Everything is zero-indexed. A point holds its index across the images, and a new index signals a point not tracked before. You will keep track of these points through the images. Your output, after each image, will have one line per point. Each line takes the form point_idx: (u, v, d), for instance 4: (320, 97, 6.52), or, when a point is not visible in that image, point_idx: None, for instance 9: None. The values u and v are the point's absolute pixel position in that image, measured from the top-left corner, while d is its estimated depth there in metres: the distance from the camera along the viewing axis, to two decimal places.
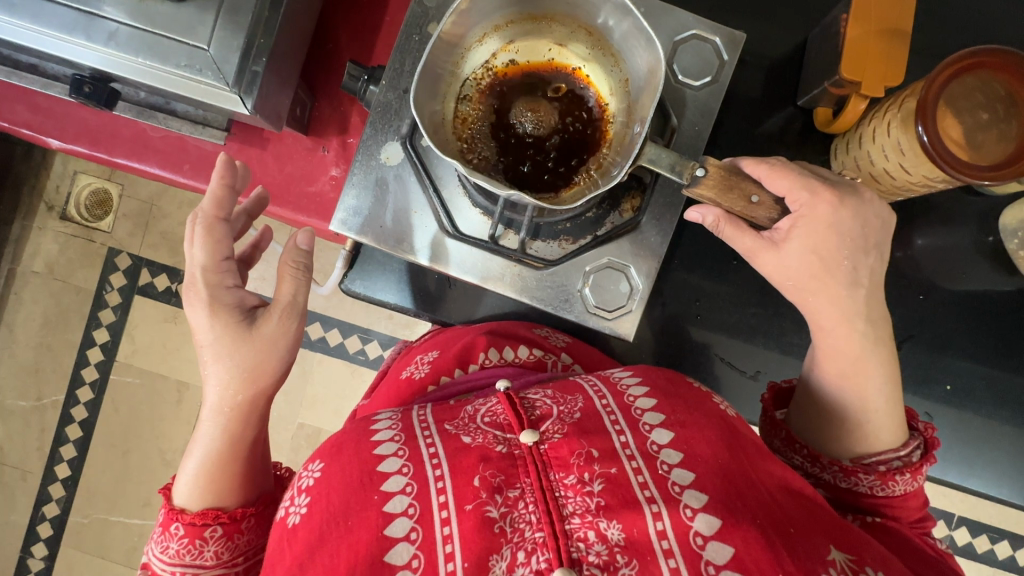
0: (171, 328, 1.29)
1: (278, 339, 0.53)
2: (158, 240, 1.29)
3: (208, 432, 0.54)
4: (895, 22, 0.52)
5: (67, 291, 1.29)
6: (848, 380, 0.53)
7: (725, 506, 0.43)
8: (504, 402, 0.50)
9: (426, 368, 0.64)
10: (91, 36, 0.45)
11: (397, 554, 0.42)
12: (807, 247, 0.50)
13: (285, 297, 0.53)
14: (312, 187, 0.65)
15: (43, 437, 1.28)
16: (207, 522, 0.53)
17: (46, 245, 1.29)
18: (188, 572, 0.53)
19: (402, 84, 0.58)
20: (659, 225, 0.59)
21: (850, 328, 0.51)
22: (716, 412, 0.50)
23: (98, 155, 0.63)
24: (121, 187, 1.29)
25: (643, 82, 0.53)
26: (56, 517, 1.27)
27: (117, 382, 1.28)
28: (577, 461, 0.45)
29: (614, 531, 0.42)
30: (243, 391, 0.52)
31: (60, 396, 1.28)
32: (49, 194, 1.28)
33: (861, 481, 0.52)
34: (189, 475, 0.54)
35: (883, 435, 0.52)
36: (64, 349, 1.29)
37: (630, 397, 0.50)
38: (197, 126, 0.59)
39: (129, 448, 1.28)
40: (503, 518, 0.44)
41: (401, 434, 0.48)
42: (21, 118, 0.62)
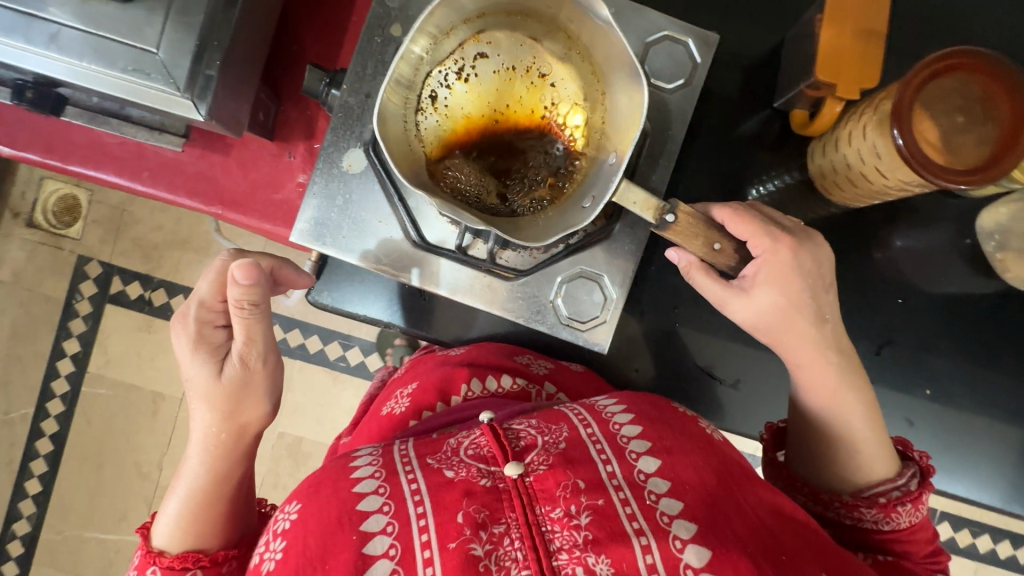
0: (145, 337, 1.25)
1: (253, 381, 0.52)
2: (129, 247, 1.25)
3: (193, 471, 0.54)
4: (870, 22, 0.51)
5: (35, 301, 1.25)
6: (832, 409, 0.55)
7: (714, 535, 0.44)
8: (488, 433, 0.49)
9: (406, 403, 0.63)
10: (31, 39, 0.42)
11: None
12: (772, 286, 0.52)
13: (249, 336, 0.50)
14: (278, 195, 0.62)
15: (12, 452, 1.24)
16: (188, 566, 0.52)
17: (12, 253, 1.24)
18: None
19: (364, 88, 0.56)
20: (634, 232, 0.58)
21: (825, 360, 0.54)
22: (704, 440, 0.51)
23: (52, 163, 0.60)
24: (90, 193, 1.25)
25: (620, 105, 0.53)
26: (28, 535, 1.23)
27: (89, 394, 1.24)
28: (563, 493, 0.45)
29: (603, 566, 0.43)
30: (227, 431, 0.53)
31: (29, 410, 1.24)
32: (15, 200, 1.24)
33: (864, 515, 0.53)
34: (169, 515, 0.53)
35: (877, 464, 0.54)
36: (33, 361, 1.24)
37: (616, 425, 0.51)
38: (154, 132, 0.56)
39: (103, 463, 1.24)
40: (488, 556, 0.43)
41: (381, 470, 0.48)
42: None
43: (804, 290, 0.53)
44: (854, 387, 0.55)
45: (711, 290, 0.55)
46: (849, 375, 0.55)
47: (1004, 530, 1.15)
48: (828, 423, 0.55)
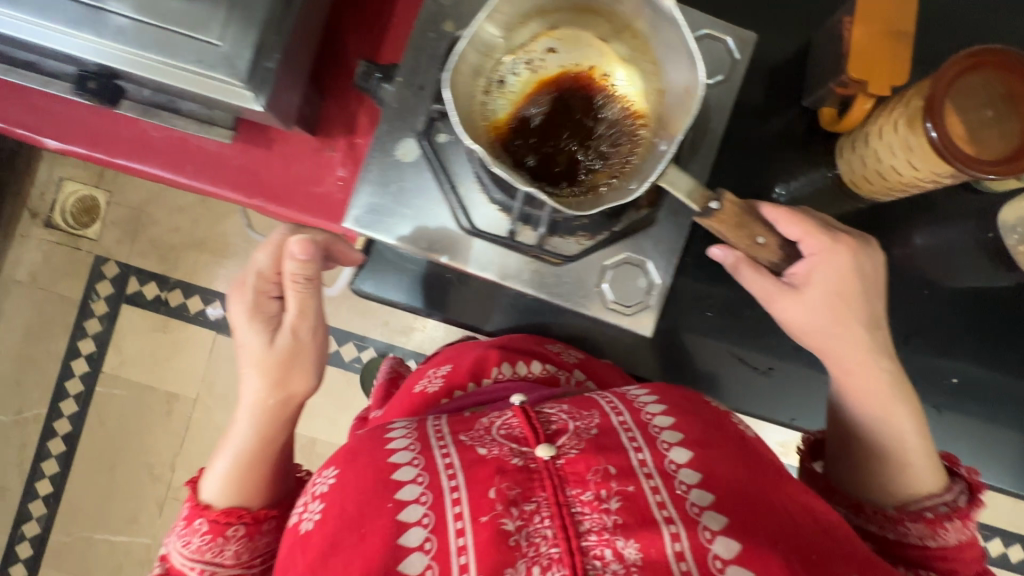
0: (160, 337, 1.25)
1: (302, 351, 0.59)
2: (147, 247, 1.26)
3: (242, 432, 0.59)
4: (898, 22, 0.53)
5: (51, 301, 1.25)
6: (883, 421, 0.56)
7: (746, 530, 0.44)
8: (520, 415, 0.50)
9: (439, 382, 0.66)
10: (99, 31, 0.44)
11: (410, 564, 0.43)
12: (829, 290, 0.55)
13: (303, 309, 0.58)
14: (319, 188, 0.63)
15: (24, 452, 1.23)
16: (231, 520, 0.57)
17: (30, 253, 1.25)
18: (207, 569, 0.56)
19: (417, 80, 0.57)
20: (677, 220, 0.59)
21: (877, 367, 0.56)
22: (737, 433, 0.51)
23: (97, 155, 0.60)
24: (109, 194, 1.26)
25: (676, 96, 0.53)
26: (37, 536, 1.22)
27: (103, 393, 1.24)
28: (594, 477, 0.45)
29: (631, 551, 0.43)
30: (275, 396, 0.58)
31: (42, 410, 1.24)
32: (33, 201, 1.25)
33: (909, 530, 0.55)
34: (219, 473, 0.59)
35: (926, 477, 0.56)
36: (47, 361, 1.24)
37: (648, 414, 0.51)
38: (202, 125, 0.58)
39: (115, 464, 1.24)
40: (518, 531, 0.44)
41: (414, 443, 0.50)
42: (16, 118, 0.60)
43: (857, 295, 0.56)
44: (903, 397, 0.56)
45: (759, 287, 0.57)
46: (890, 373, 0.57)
47: (1015, 534, 1.16)
48: (878, 434, 0.57)
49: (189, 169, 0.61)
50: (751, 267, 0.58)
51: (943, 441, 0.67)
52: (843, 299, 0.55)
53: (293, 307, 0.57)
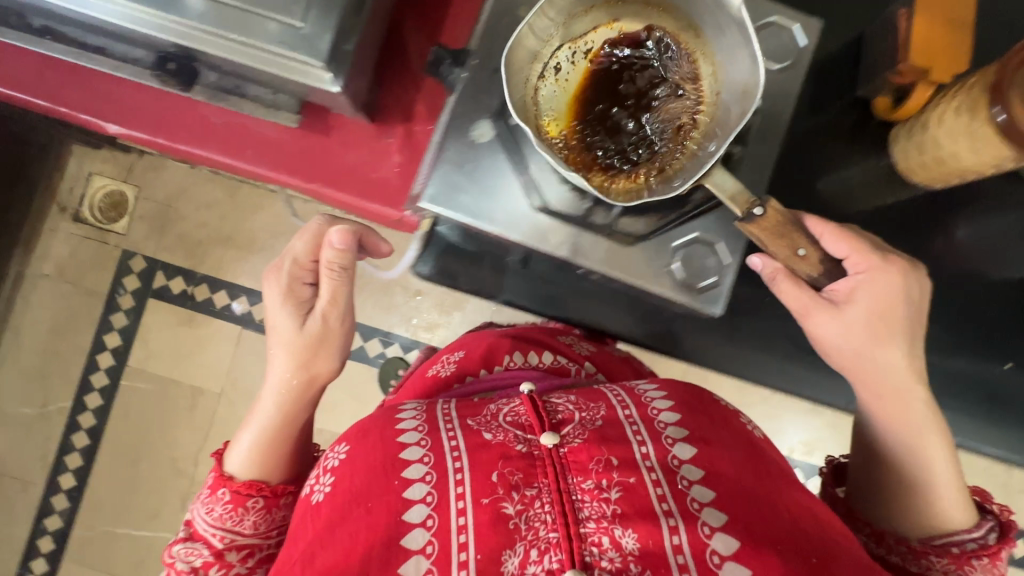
0: (186, 332, 1.26)
1: (329, 338, 0.61)
2: (174, 242, 1.27)
3: (266, 412, 0.62)
4: (958, 13, 0.56)
5: (78, 295, 1.26)
6: (911, 455, 0.58)
7: (744, 528, 0.47)
8: (527, 404, 0.54)
9: (451, 367, 0.70)
10: (184, 13, 0.45)
11: (412, 539, 0.47)
12: (867, 310, 0.56)
13: (335, 299, 0.60)
14: (376, 173, 0.64)
15: (48, 446, 1.23)
16: (251, 492, 0.60)
17: (57, 247, 1.26)
18: (227, 536, 0.60)
19: (491, 64, 0.59)
20: (747, 200, 0.60)
21: (913, 395, 0.58)
22: (738, 432, 0.54)
23: (159, 140, 0.61)
24: (137, 189, 1.27)
25: (733, 100, 0.56)
26: (59, 530, 1.22)
27: (128, 387, 1.25)
28: (595, 467, 0.49)
29: (629, 540, 0.46)
30: (298, 377, 0.62)
31: (66, 403, 1.24)
32: (62, 195, 1.26)
33: (933, 564, 0.57)
34: (242, 448, 0.62)
35: (957, 513, 0.57)
36: (72, 355, 1.25)
37: (653, 410, 0.54)
38: (271, 109, 0.58)
39: (138, 458, 1.24)
40: (518, 514, 0.47)
41: (424, 425, 0.54)
42: (80, 104, 0.60)
43: (899, 322, 0.57)
44: (938, 429, 0.57)
45: (797, 299, 0.59)
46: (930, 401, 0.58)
47: None
48: (909, 467, 0.58)
49: (249, 154, 0.62)
50: (789, 279, 0.58)
51: (983, 430, 0.68)
52: (883, 321, 0.57)
53: (328, 297, 0.60)
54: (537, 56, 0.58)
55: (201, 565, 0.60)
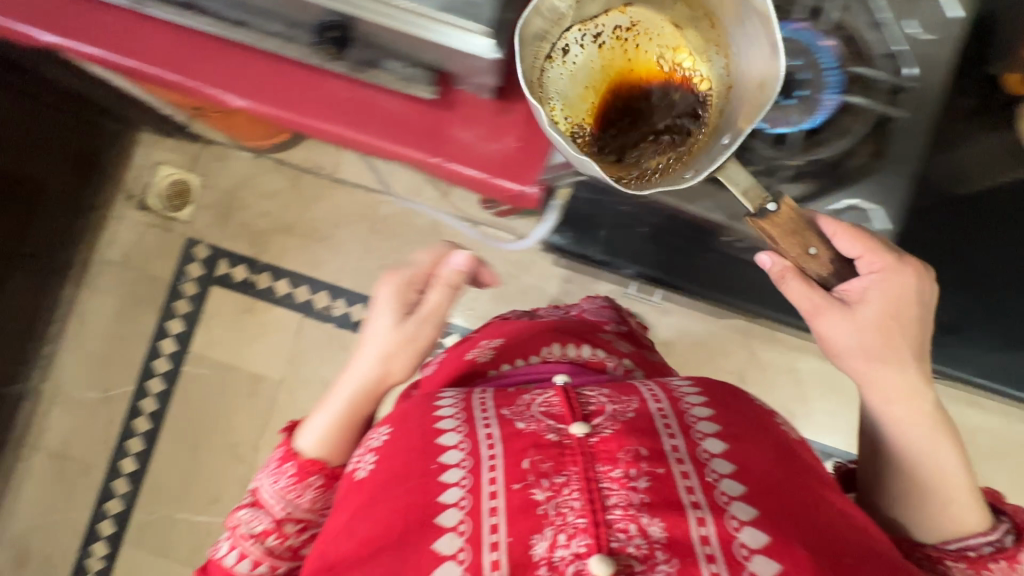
0: (248, 319, 1.27)
1: (418, 338, 0.60)
2: (237, 230, 1.28)
3: (339, 400, 0.60)
4: None
5: (142, 281, 1.27)
6: (924, 459, 0.53)
7: (774, 524, 0.44)
8: (561, 395, 0.52)
9: (490, 353, 0.71)
10: None
11: (447, 517, 0.46)
12: (883, 310, 0.53)
13: (435, 317, 0.60)
14: (496, 145, 0.61)
15: (110, 430, 1.25)
16: (314, 470, 0.59)
17: (123, 233, 1.28)
18: (287, 508, 0.59)
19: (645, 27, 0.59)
20: (899, 167, 0.62)
21: (919, 401, 0.53)
22: (769, 430, 0.52)
23: (285, 115, 0.61)
24: (202, 178, 1.29)
25: (745, 93, 0.54)
26: (119, 514, 1.23)
27: (190, 373, 1.26)
28: (624, 456, 0.46)
29: (655, 528, 0.44)
30: (374, 371, 0.60)
31: (129, 387, 1.25)
32: (128, 183, 1.29)
33: (951, 569, 0.52)
34: (316, 427, 0.60)
35: (970, 515, 0.53)
36: (136, 340, 1.26)
37: (687, 404, 0.53)
38: (407, 82, 0.57)
39: (199, 443, 1.24)
40: (547, 501, 0.45)
41: (461, 414, 0.53)
42: (207, 77, 0.61)
43: (910, 321, 0.53)
44: (944, 430, 0.54)
45: (807, 301, 0.54)
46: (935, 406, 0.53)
47: None
48: (920, 469, 0.54)
49: (371, 129, 0.61)
50: (799, 278, 0.54)
51: None
52: (895, 322, 0.53)
53: (429, 311, 0.60)
54: (549, 32, 0.56)
55: (261, 533, 0.59)
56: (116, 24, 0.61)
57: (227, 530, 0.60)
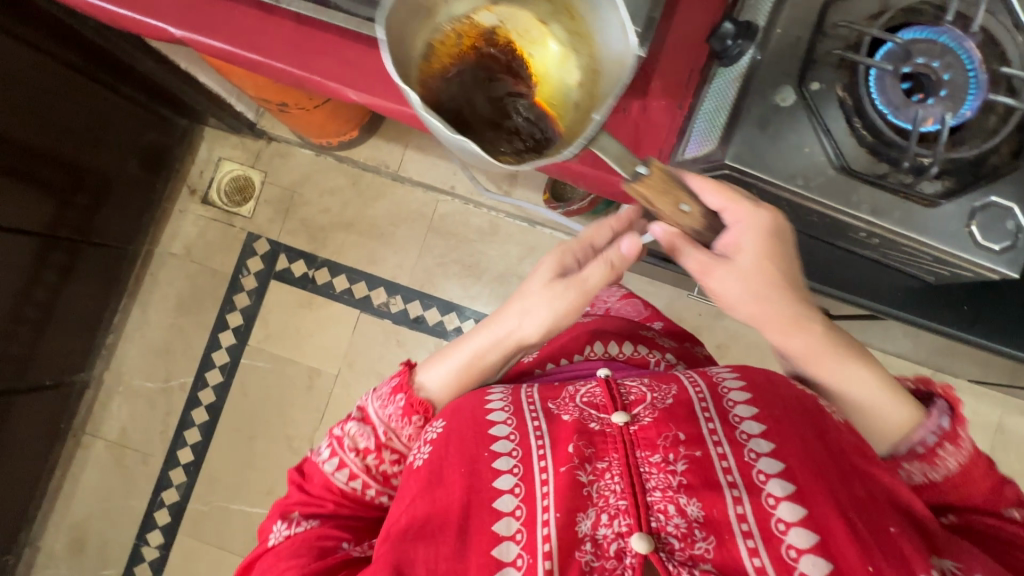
0: (306, 313, 1.28)
1: (562, 302, 0.59)
2: (298, 226, 1.30)
3: (477, 339, 0.63)
4: None
5: (203, 274, 1.30)
6: (835, 376, 0.56)
7: (810, 499, 0.47)
8: (602, 385, 0.59)
9: (535, 356, 0.76)
10: None
11: (503, 502, 0.53)
12: (759, 252, 0.51)
13: (587, 289, 0.58)
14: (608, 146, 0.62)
15: (168, 420, 1.26)
16: (414, 413, 0.63)
17: (185, 227, 1.31)
18: (389, 432, 0.63)
19: (797, 30, 0.47)
20: None
21: (810, 329, 0.54)
22: (815, 409, 0.54)
23: (404, 110, 0.63)
24: (263, 175, 1.31)
25: (612, 75, 0.42)
26: (175, 504, 1.24)
27: (247, 366, 1.27)
28: (663, 442, 0.52)
29: (693, 508, 0.48)
30: (510, 322, 0.62)
31: (188, 379, 1.27)
32: (192, 177, 1.32)
33: (911, 471, 0.55)
34: (443, 366, 0.64)
35: (899, 412, 0.55)
36: (195, 332, 1.28)
37: (725, 390, 0.56)
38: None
39: (255, 435, 1.26)
40: (590, 483, 0.52)
41: (509, 406, 0.59)
42: (330, 71, 0.63)
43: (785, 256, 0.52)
44: (840, 347, 0.56)
45: (696, 263, 0.51)
46: (830, 331, 0.55)
47: None
48: (837, 391, 0.57)
49: None
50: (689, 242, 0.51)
51: None
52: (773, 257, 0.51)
53: (581, 280, 0.58)
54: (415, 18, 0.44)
55: (363, 449, 0.62)
56: (243, 18, 0.64)
57: (330, 439, 0.64)
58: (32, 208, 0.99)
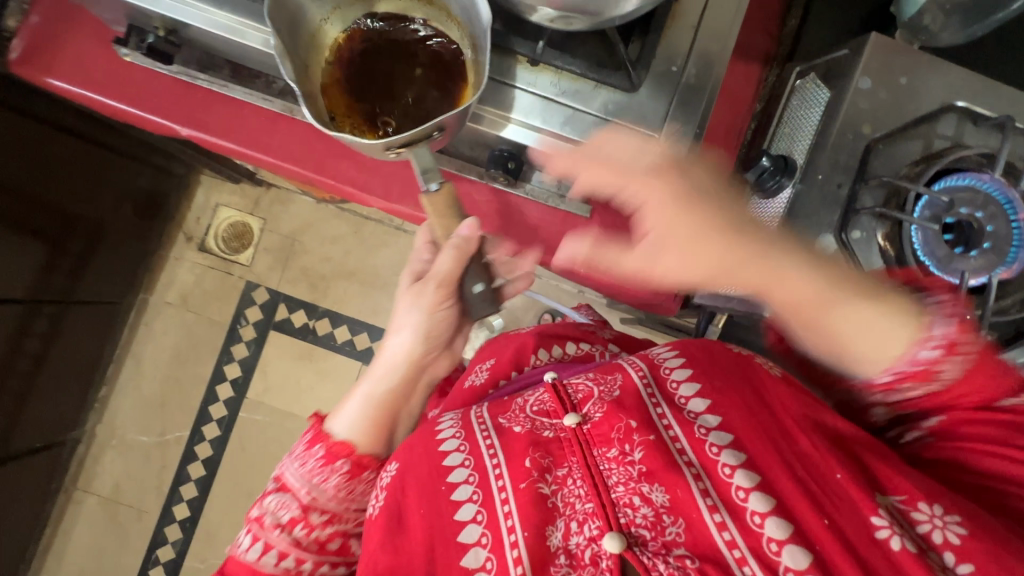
0: (306, 366, 1.25)
1: (426, 292, 0.55)
2: (298, 275, 1.27)
3: (379, 375, 0.60)
4: None
5: (200, 324, 1.27)
6: (797, 313, 0.45)
7: (761, 464, 0.47)
8: (550, 390, 0.56)
9: (485, 374, 0.71)
10: (547, 119, 0.48)
11: (467, 534, 0.50)
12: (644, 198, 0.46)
13: (443, 279, 0.53)
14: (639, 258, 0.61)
15: (163, 475, 1.23)
16: (333, 462, 0.57)
17: (182, 275, 1.27)
18: (312, 492, 0.56)
19: (837, 177, 0.55)
20: None
21: (766, 261, 0.44)
22: (754, 370, 0.52)
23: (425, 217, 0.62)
24: (262, 222, 1.28)
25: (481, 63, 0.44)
26: (170, 561, 1.21)
27: (246, 420, 1.24)
28: (617, 435, 0.50)
29: (658, 494, 0.47)
30: (389, 341, 0.60)
31: (184, 432, 1.24)
32: (189, 224, 1.28)
33: (907, 393, 0.45)
34: (351, 412, 0.59)
35: (894, 333, 0.43)
36: (192, 384, 1.25)
37: (666, 370, 0.54)
38: (562, 198, 0.59)
39: (253, 490, 1.22)
40: (554, 494, 0.51)
41: (461, 431, 0.57)
42: (346, 176, 0.62)
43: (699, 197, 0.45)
44: (811, 273, 0.44)
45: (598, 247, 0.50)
46: (809, 257, 0.45)
47: None
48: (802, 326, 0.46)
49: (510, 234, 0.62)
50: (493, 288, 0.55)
51: None
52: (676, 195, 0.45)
53: (433, 271, 0.52)
54: (341, 3, 0.50)
55: (288, 522, 0.55)
56: (252, 118, 0.61)
57: (249, 523, 0.56)
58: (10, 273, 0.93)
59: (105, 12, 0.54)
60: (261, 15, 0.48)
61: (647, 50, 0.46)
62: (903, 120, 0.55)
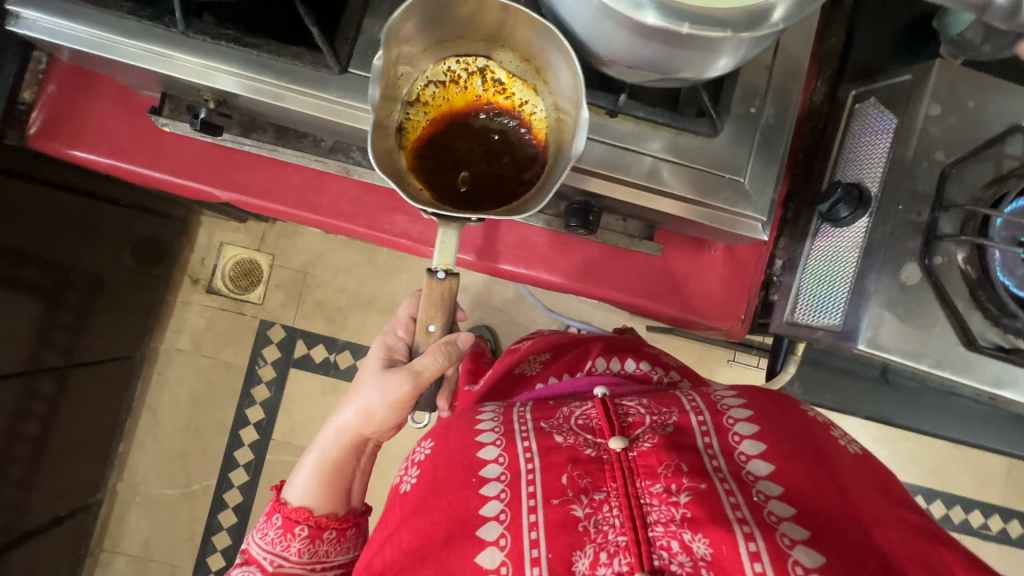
0: (330, 401, 1.23)
1: (393, 380, 0.54)
2: (313, 309, 1.24)
3: (329, 442, 0.60)
4: None
5: (216, 368, 1.23)
6: None
7: (829, 546, 0.41)
8: (598, 407, 0.53)
9: (539, 367, 0.75)
10: (630, 169, 0.47)
11: (487, 530, 0.45)
12: None
13: (420, 379, 0.53)
14: (698, 285, 0.64)
15: (193, 527, 1.19)
16: (296, 526, 0.57)
17: (191, 320, 1.23)
18: (275, 561, 0.57)
19: (915, 207, 0.53)
20: None
21: None
22: (822, 446, 0.48)
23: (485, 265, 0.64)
24: (271, 258, 1.24)
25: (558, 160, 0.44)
26: None
27: (274, 462, 1.21)
28: (664, 471, 0.45)
29: (700, 545, 0.41)
30: (344, 408, 0.59)
31: (210, 481, 1.20)
32: (193, 266, 1.24)
33: None
34: (304, 478, 0.59)
35: None
36: (214, 430, 1.22)
37: (730, 418, 0.50)
38: (634, 239, 0.59)
39: None
40: (587, 518, 0.44)
41: (501, 429, 0.53)
42: (401, 229, 0.62)
43: None
44: None
45: None
46: None
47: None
48: None
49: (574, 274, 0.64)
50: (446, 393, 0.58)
51: None
52: None
53: (414, 364, 0.53)
54: (464, 36, 0.47)
55: None
56: (298, 176, 0.61)
57: None
58: (12, 346, 0.85)
59: (135, 79, 0.51)
60: (320, 82, 0.48)
61: (725, 95, 0.47)
62: (975, 143, 0.54)
